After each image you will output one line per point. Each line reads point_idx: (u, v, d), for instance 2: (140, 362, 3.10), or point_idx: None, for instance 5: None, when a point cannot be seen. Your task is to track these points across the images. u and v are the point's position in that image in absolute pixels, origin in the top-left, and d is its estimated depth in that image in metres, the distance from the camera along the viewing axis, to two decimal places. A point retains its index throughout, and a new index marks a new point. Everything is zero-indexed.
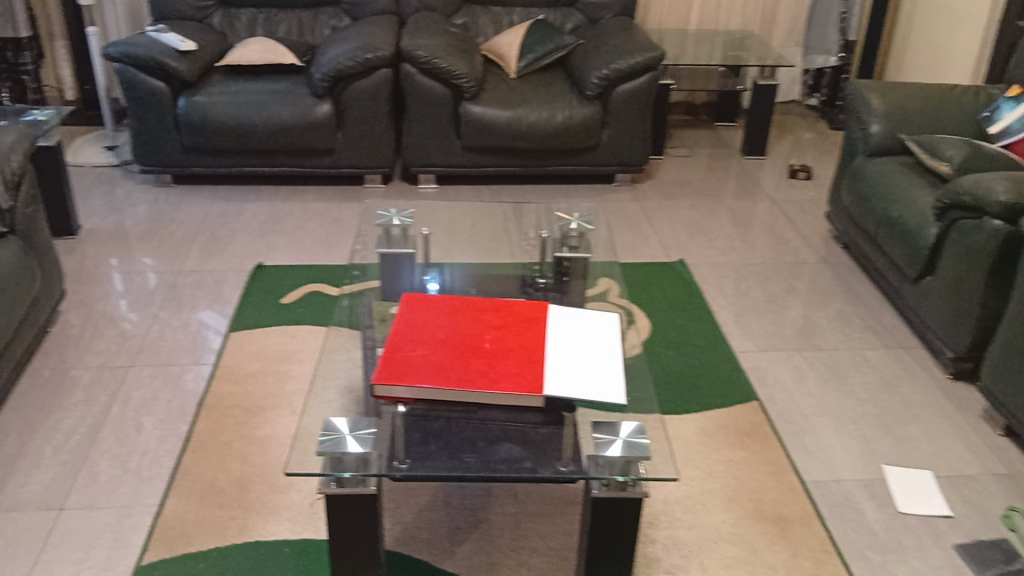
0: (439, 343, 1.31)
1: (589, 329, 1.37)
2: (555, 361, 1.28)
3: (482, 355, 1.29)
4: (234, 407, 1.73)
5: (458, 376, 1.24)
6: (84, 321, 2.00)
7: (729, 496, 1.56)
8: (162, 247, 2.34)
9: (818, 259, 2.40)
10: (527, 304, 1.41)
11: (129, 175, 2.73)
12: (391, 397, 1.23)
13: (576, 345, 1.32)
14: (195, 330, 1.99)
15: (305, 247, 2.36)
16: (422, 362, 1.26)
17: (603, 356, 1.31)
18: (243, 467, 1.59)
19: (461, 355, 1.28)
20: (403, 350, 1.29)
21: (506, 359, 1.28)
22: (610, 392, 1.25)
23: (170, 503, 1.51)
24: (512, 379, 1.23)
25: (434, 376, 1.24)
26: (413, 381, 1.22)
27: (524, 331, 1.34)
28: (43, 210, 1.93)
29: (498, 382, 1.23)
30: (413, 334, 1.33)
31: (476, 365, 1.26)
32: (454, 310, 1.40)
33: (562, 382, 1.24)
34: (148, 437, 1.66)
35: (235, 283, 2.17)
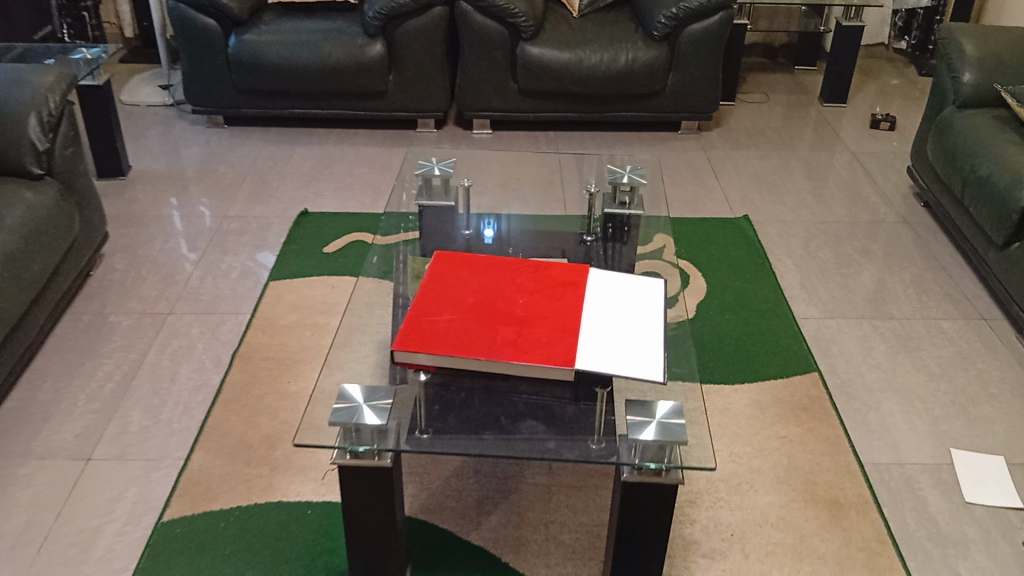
0: (468, 306, 1.23)
1: (632, 296, 1.27)
2: (591, 331, 1.18)
3: (512, 322, 1.20)
4: (269, 359, 1.69)
5: (485, 344, 1.15)
6: (128, 265, 1.99)
7: (779, 476, 1.45)
8: (209, 191, 2.30)
9: (896, 218, 2.22)
10: (566, 267, 1.32)
11: (183, 116, 2.70)
12: (412, 365, 1.16)
13: (616, 314, 1.22)
14: (237, 277, 1.95)
15: (352, 194, 2.30)
16: (448, 327, 1.18)
17: (645, 326, 1.20)
18: (273, 424, 1.55)
19: (490, 321, 1.20)
20: (429, 313, 1.21)
21: (537, 327, 1.19)
22: (651, 364, 1.14)
23: (198, 458, 1.48)
24: (542, 350, 1.14)
25: (458, 343, 1.16)
26: (436, 348, 1.15)
27: (560, 297, 1.25)
28: (84, 152, 1.90)
29: (526, 353, 1.14)
30: (441, 295, 1.25)
31: (504, 333, 1.17)
32: (487, 270, 1.31)
33: (598, 353, 1.14)
34: (181, 388, 1.63)
35: (279, 231, 2.12)
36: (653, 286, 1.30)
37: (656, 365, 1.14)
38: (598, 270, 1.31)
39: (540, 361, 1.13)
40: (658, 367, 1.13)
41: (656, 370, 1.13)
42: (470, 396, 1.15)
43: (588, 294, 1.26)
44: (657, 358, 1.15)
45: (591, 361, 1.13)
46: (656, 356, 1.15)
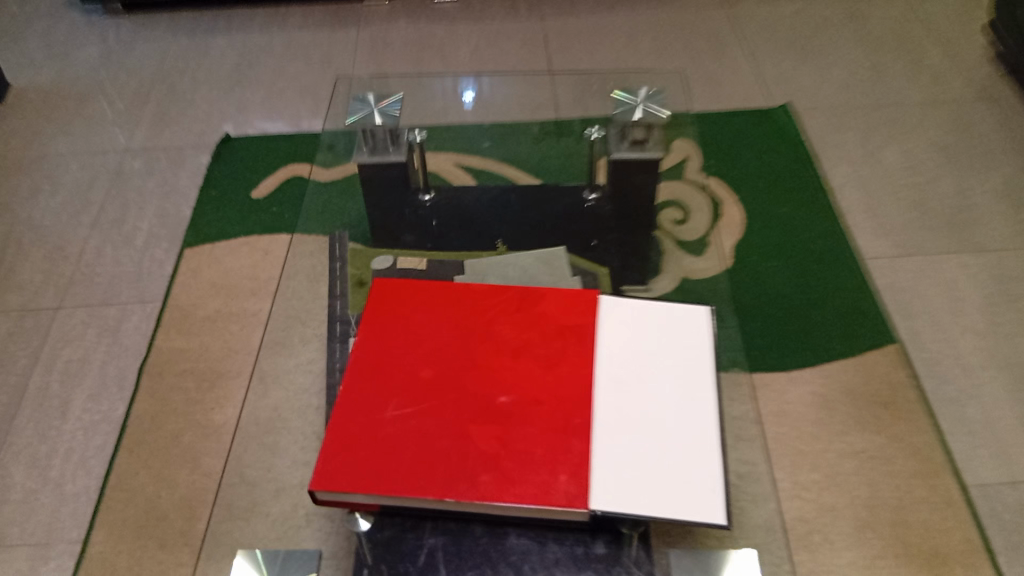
0: (423, 389, 0.83)
1: (665, 346, 0.86)
2: (609, 431, 0.79)
3: (490, 417, 0.80)
4: (186, 375, 1.31)
5: (451, 471, 0.77)
6: (4, 235, 1.56)
7: (856, 519, 1.10)
8: (106, 114, 1.83)
9: (975, 91, 1.75)
10: (565, 299, 0.90)
11: (72, 4, 2.16)
12: (345, 505, 0.78)
13: (644, 389, 0.82)
14: (143, 245, 1.53)
15: (286, 103, 1.82)
16: (395, 436, 0.79)
17: (688, 409, 0.81)
18: (194, 479, 1.19)
19: (458, 418, 0.80)
20: (364, 410, 0.82)
21: (527, 426, 0.79)
22: (702, 491, 0.75)
23: (98, 539, 1.13)
24: (536, 477, 0.76)
25: (410, 469, 0.77)
26: (377, 483, 0.76)
27: (557, 360, 0.84)
28: None
29: (513, 485, 0.76)
30: (384, 369, 0.85)
31: (480, 443, 0.78)
32: (450, 313, 0.90)
33: (620, 479, 0.76)
34: (75, 427, 1.26)
35: (195, 169, 1.67)
36: (696, 320, 0.89)
37: (711, 489, 0.75)
38: (613, 299, 0.90)
39: (533, 501, 0.74)
40: (714, 494, 0.75)
41: (711, 500, 0.74)
42: (432, 553, 0.77)
43: (601, 352, 0.85)
44: (711, 477, 0.76)
45: (610, 498, 0.75)
46: (709, 471, 0.76)
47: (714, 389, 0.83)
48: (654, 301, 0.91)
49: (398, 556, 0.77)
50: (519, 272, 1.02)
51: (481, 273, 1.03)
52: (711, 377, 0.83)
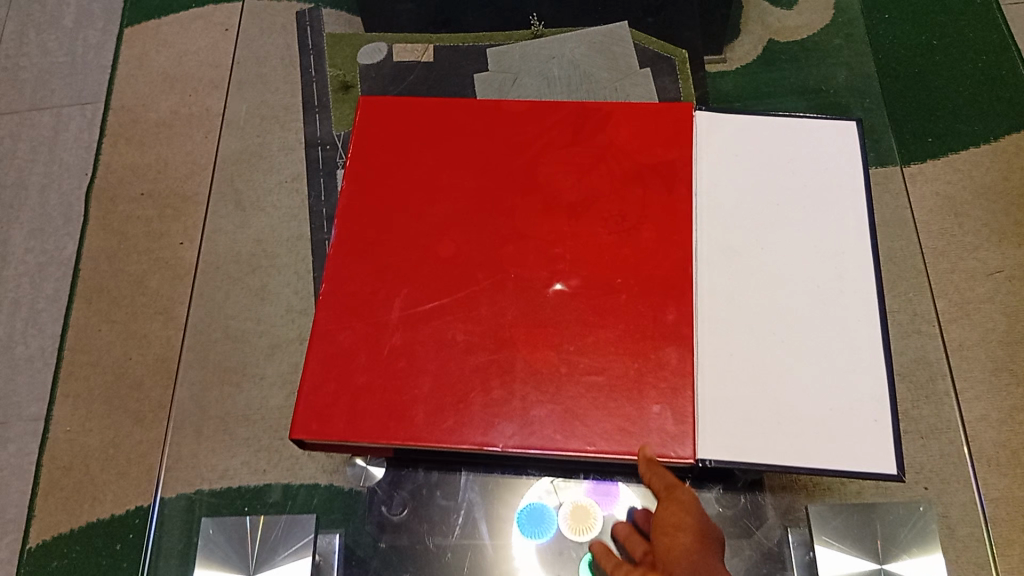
0: (444, 274, 0.59)
1: (791, 191, 0.61)
2: (720, 329, 0.56)
3: (546, 315, 0.57)
4: (144, 200, 1.05)
5: (495, 400, 0.54)
6: None
7: (992, 360, 0.88)
8: None
9: None
10: (640, 123, 0.64)
11: None
12: (345, 447, 0.56)
13: (764, 264, 0.59)
14: (74, 26, 1.22)
15: None
16: (410, 348, 0.56)
17: (831, 291, 0.57)
18: (168, 335, 0.96)
19: (498, 317, 0.57)
20: (364, 309, 0.58)
21: (599, 330, 0.56)
22: (861, 419, 0.53)
23: (62, 414, 0.94)
24: (615, 407, 0.54)
25: (436, 399, 0.55)
26: (386, 424, 0.54)
27: (635, 222, 0.60)
28: None
29: (584, 421, 0.53)
30: (386, 245, 0.61)
31: (532, 355, 0.56)
32: (476, 149, 0.64)
33: (740, 405, 0.54)
34: (19, 273, 1.03)
35: None
36: (832, 146, 0.63)
37: (875, 419, 0.53)
38: (711, 121, 0.64)
39: (617, 446, 0.53)
40: (881, 427, 0.53)
41: (876, 437, 0.52)
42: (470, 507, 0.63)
43: (699, 204, 0.61)
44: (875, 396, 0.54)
45: (732, 435, 0.53)
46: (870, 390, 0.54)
47: (869, 255, 0.59)
48: (770, 118, 0.65)
49: (432, 520, 0.63)
50: (566, 68, 0.78)
51: (513, 71, 0.79)
52: (862, 237, 0.59)
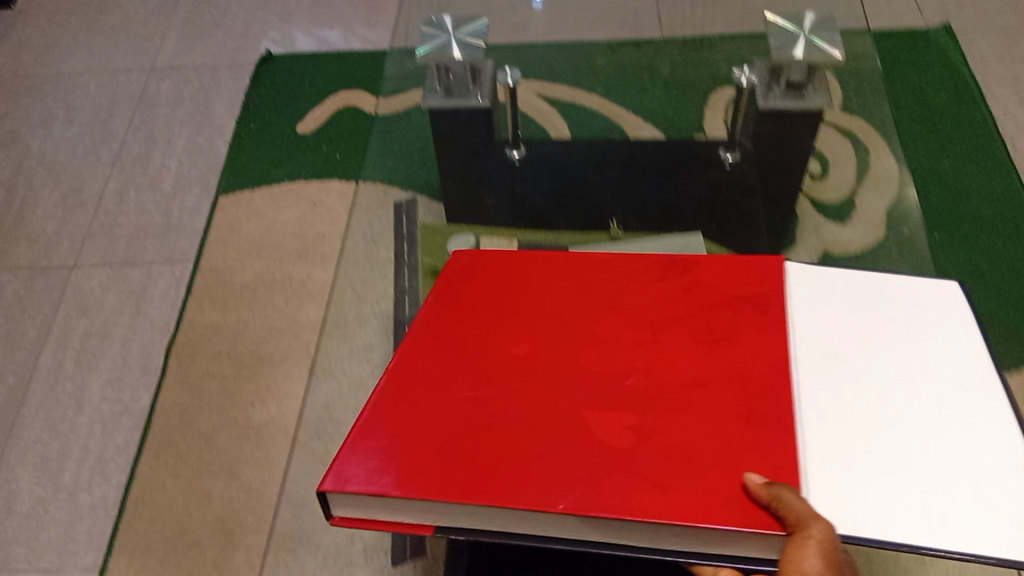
0: (517, 361, 0.58)
1: (889, 298, 0.62)
2: (826, 406, 0.54)
3: (629, 395, 0.55)
4: (222, 358, 1.10)
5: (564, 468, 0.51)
6: (14, 176, 1.37)
7: None
8: (134, 29, 1.61)
9: None
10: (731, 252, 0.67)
11: None
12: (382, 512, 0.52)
13: (868, 355, 0.57)
14: (173, 189, 1.31)
15: (336, 16, 1.58)
16: (477, 414, 0.54)
17: (947, 388, 0.55)
18: (230, 493, 0.98)
19: (572, 398, 0.55)
20: (427, 384, 0.57)
21: (687, 411, 0.54)
22: (1001, 508, 0.49)
23: (118, 565, 0.94)
24: (706, 483, 0.50)
25: (496, 464, 0.51)
26: (435, 482, 0.50)
27: (727, 324, 0.60)
28: None
29: (667, 493, 0.49)
30: (460, 334, 0.60)
31: (614, 430, 0.53)
32: (565, 270, 0.66)
33: (857, 476, 0.51)
34: (91, 420, 1.06)
35: (233, 96, 1.45)
36: (935, 275, 0.64)
37: None
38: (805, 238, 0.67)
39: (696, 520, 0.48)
40: None
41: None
42: None
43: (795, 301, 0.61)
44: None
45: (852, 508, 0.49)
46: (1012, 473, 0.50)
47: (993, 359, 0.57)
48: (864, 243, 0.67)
49: None
50: None
51: None
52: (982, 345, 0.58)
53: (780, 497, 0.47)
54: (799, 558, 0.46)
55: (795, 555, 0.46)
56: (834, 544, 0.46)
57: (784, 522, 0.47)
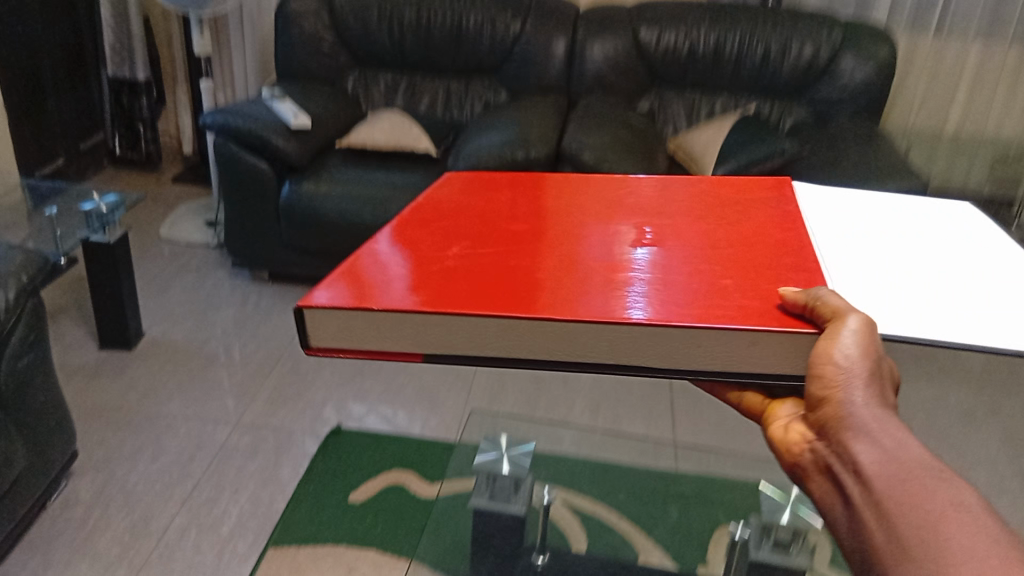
0: (501, 241, 0.67)
1: (892, 220, 0.75)
2: (861, 269, 0.65)
3: (619, 251, 0.65)
4: None
5: (569, 290, 0.58)
6: (94, 497, 1.55)
7: None
8: (229, 384, 1.89)
9: None
10: (676, 185, 0.81)
11: (223, 264, 2.38)
12: (387, 339, 0.57)
13: (894, 250, 0.69)
14: (229, 533, 1.47)
15: (401, 404, 1.84)
16: (471, 263, 0.62)
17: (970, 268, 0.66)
18: None
19: (556, 259, 0.64)
20: (419, 249, 0.65)
21: (667, 263, 0.63)
22: None
23: None
24: (699, 300, 0.57)
25: (480, 287, 0.59)
26: (420, 297, 0.57)
27: (694, 221, 0.72)
28: (46, 357, 1.51)
29: (667, 303, 0.56)
30: (452, 227, 0.70)
31: (611, 275, 0.61)
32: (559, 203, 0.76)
33: (901, 300, 0.60)
34: None
35: (301, 457, 1.67)
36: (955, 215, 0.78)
37: None
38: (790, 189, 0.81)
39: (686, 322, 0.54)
40: None
41: None
42: None
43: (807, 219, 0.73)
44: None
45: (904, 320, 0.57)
46: None
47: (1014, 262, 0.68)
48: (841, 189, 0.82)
49: None
50: None
51: None
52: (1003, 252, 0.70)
53: (819, 302, 0.54)
54: (832, 344, 0.52)
55: (835, 336, 0.52)
56: (866, 336, 0.52)
57: (820, 320, 0.54)
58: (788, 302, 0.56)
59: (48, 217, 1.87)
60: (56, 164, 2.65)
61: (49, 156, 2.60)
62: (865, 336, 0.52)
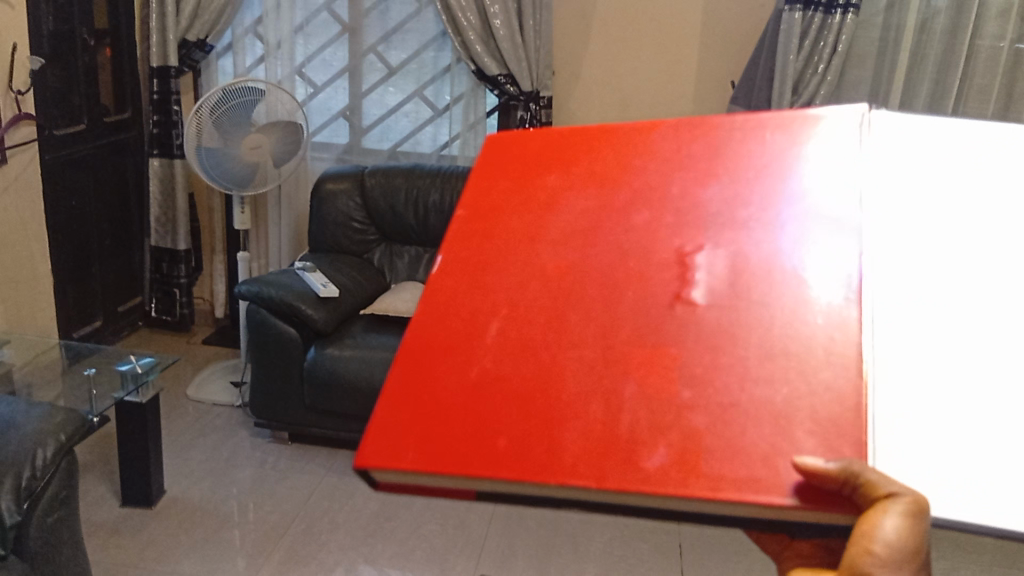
0: (568, 295, 0.49)
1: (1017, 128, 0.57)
2: (986, 331, 0.48)
3: (668, 328, 0.46)
4: None
5: (606, 420, 0.43)
6: None
7: None
8: (245, 543, 1.93)
9: None
10: (716, 137, 0.56)
11: (246, 424, 2.47)
12: (408, 491, 0.43)
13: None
14: None
15: (411, 566, 1.88)
16: (529, 363, 0.45)
17: None
18: None
19: (641, 326, 0.46)
20: (463, 325, 0.48)
21: (729, 346, 0.45)
22: None
23: None
24: (754, 438, 0.41)
25: (547, 427, 0.42)
26: (471, 458, 0.41)
27: (750, 237, 0.49)
28: (75, 513, 1.59)
29: (724, 458, 0.41)
30: (506, 256, 0.52)
31: (706, 372, 0.44)
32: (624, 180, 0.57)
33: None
34: None
35: None
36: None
37: None
38: (820, 139, 0.54)
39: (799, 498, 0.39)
40: None
41: None
42: None
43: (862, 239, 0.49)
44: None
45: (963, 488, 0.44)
46: None
47: None
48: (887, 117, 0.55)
49: None
50: None
51: None
52: None
53: (846, 471, 0.40)
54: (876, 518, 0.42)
55: (872, 516, 0.42)
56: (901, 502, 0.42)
57: (852, 500, 0.41)
58: (814, 475, 0.40)
59: (85, 376, 1.99)
60: (93, 326, 2.78)
61: (89, 317, 2.75)
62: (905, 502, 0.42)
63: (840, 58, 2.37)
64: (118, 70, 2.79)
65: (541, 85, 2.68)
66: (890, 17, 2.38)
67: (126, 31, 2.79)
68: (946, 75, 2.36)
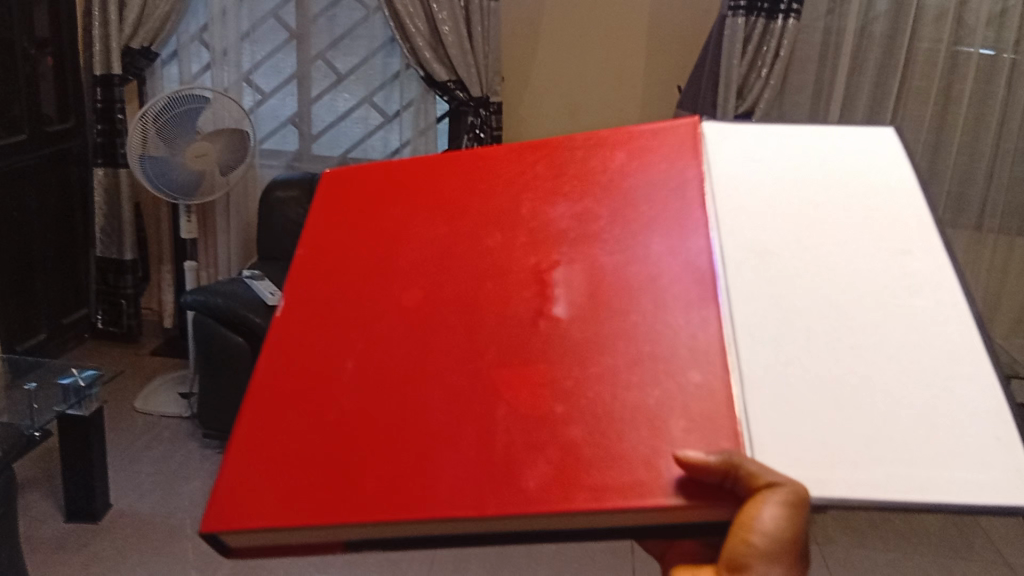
0: (406, 352, 0.57)
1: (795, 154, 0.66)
2: (760, 321, 0.55)
3: (535, 342, 0.56)
4: None
5: (479, 449, 0.50)
6: None
7: None
8: (194, 554, 1.91)
9: None
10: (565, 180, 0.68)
11: (194, 435, 2.44)
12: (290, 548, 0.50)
13: (822, 230, 0.61)
14: None
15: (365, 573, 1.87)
16: (370, 414, 0.53)
17: (888, 243, 0.60)
18: None
19: (474, 373, 0.55)
20: (315, 389, 0.56)
21: (572, 368, 0.54)
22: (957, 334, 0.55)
23: None
24: (628, 451, 0.49)
25: (389, 468, 0.50)
26: (323, 503, 0.49)
27: (603, 269, 0.60)
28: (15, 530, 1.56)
29: (598, 469, 0.48)
30: (354, 321, 0.60)
31: (532, 401, 0.52)
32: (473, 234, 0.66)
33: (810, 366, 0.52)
34: None
35: None
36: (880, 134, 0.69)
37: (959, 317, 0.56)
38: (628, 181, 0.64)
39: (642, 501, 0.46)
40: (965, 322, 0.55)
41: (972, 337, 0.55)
42: None
43: (693, 248, 0.59)
44: (973, 372, 0.53)
45: (807, 454, 0.48)
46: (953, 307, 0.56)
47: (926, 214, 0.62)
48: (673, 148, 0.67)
49: None
50: None
51: None
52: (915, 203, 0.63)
53: (727, 460, 0.47)
54: (756, 510, 0.47)
55: (755, 507, 0.47)
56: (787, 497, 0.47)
57: (731, 484, 0.47)
58: (694, 465, 0.47)
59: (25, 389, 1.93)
60: (37, 339, 2.73)
61: (33, 329, 2.70)
62: (790, 495, 0.47)
63: (783, 62, 2.39)
64: (60, 79, 2.74)
65: (490, 90, 2.68)
66: (830, 22, 2.38)
67: (68, 39, 2.75)
68: (887, 77, 2.41)
